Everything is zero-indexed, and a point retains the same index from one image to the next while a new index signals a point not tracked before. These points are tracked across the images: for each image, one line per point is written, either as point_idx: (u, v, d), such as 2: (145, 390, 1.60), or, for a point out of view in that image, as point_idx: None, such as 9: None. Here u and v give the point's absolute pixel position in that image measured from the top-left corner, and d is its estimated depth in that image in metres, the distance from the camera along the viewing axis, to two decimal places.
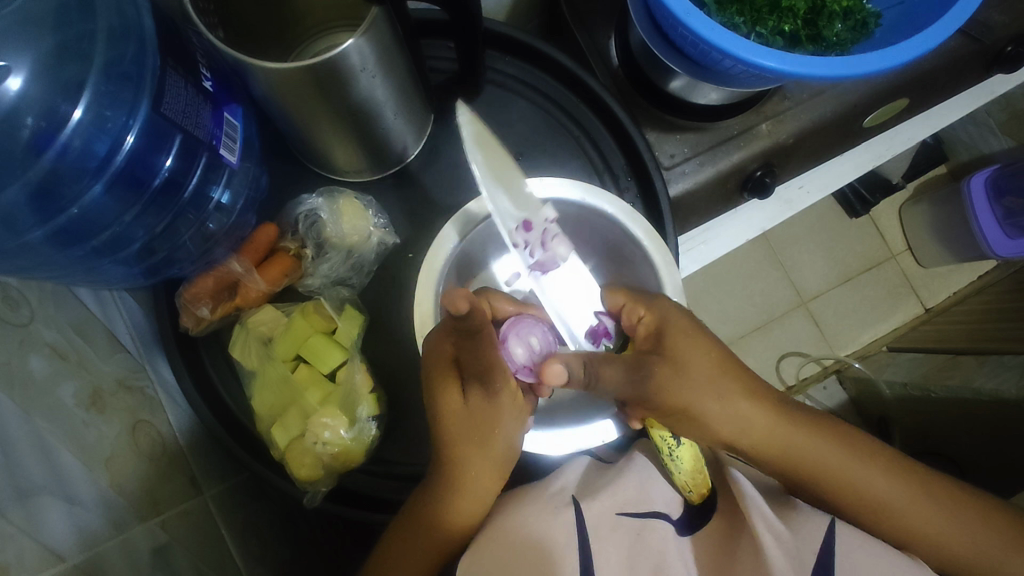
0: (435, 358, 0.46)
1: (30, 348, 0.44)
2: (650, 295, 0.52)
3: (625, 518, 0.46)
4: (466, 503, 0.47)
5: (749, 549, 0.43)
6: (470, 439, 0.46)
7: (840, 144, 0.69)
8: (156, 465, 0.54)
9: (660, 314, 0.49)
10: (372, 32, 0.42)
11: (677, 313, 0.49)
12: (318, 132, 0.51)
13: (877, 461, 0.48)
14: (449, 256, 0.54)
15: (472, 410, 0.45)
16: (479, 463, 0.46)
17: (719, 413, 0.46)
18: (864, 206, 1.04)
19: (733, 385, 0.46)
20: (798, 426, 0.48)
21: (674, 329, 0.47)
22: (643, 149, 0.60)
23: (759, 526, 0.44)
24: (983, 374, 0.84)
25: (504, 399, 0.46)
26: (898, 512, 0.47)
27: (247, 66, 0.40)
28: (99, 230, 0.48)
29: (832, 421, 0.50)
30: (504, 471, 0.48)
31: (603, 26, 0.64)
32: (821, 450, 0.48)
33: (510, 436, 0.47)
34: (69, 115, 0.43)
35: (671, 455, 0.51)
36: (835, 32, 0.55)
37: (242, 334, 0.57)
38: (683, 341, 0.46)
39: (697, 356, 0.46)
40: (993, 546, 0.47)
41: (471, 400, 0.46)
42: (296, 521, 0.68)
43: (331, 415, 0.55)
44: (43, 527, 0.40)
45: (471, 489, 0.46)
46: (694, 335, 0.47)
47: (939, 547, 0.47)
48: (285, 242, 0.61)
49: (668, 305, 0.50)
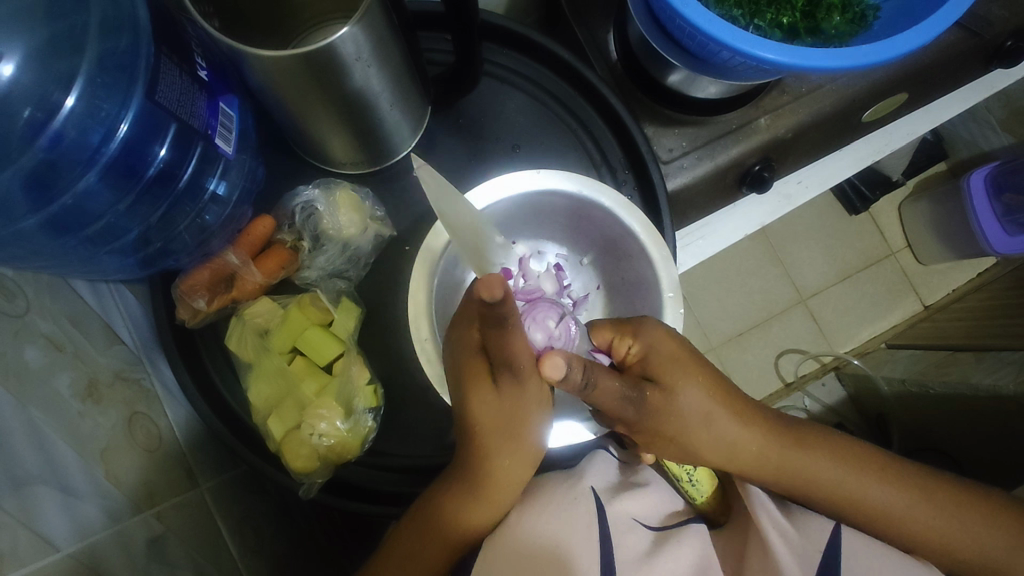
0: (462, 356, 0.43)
1: (26, 339, 0.44)
2: (635, 319, 0.47)
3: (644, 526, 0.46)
4: (497, 488, 0.46)
5: (759, 550, 0.45)
6: (500, 426, 0.43)
7: (838, 139, 0.69)
8: (153, 457, 0.54)
9: (646, 342, 0.45)
10: (367, 21, 0.42)
11: (663, 337, 0.45)
12: (316, 122, 0.51)
13: (868, 469, 0.48)
14: (439, 260, 0.54)
15: (505, 396, 0.42)
16: (510, 449, 0.44)
17: (708, 438, 0.46)
18: (864, 202, 1.04)
19: (716, 408, 0.45)
20: (788, 441, 0.48)
21: (664, 358, 0.44)
22: (641, 141, 0.60)
23: (770, 530, 0.46)
24: (981, 369, 0.85)
25: (534, 411, 0.44)
26: (899, 517, 0.47)
27: (243, 54, 0.40)
28: (93, 219, 0.48)
29: (822, 433, 0.49)
30: (533, 461, 0.46)
31: (602, 20, 0.64)
32: (815, 464, 0.48)
33: (540, 431, 0.45)
34: (60, 103, 0.43)
35: (690, 480, 0.52)
36: (833, 24, 0.54)
37: (238, 326, 0.58)
38: (672, 371, 0.44)
39: (689, 384, 0.44)
40: (997, 541, 0.47)
41: (503, 388, 0.42)
42: (293, 516, 0.70)
43: (326, 407, 0.55)
44: (37, 517, 0.40)
45: (502, 476, 0.45)
46: (683, 361, 0.45)
47: (944, 546, 0.47)
48: (282, 234, 0.61)
49: (653, 327, 0.45)
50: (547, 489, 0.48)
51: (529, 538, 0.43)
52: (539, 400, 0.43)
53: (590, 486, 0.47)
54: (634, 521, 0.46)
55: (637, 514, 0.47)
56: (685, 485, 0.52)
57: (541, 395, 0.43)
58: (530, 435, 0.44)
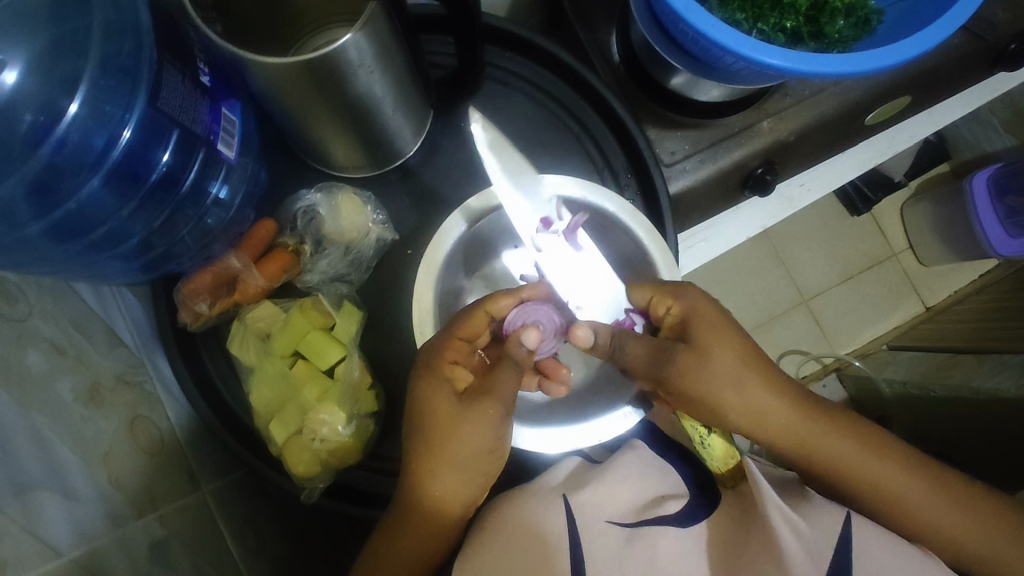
0: (434, 359, 0.48)
1: (28, 343, 0.44)
2: (677, 284, 0.50)
3: (615, 526, 0.43)
4: (443, 515, 0.48)
5: (760, 542, 0.40)
6: (453, 444, 0.46)
7: (842, 141, 0.69)
8: (154, 460, 0.54)
9: (688, 303, 0.48)
10: (370, 27, 0.42)
11: (703, 304, 0.48)
12: (318, 126, 0.50)
13: (883, 452, 0.47)
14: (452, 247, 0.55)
15: (463, 412, 0.46)
16: (453, 472, 0.47)
17: (739, 407, 0.47)
18: (865, 204, 1.03)
19: (749, 374, 0.47)
20: (808, 414, 0.47)
21: (703, 321, 0.47)
22: (643, 146, 0.60)
23: (776, 518, 0.40)
24: (984, 372, 0.85)
25: (471, 418, 0.46)
26: (907, 502, 0.46)
27: (246, 61, 0.40)
28: (96, 225, 0.47)
29: (843, 414, 0.49)
30: (480, 475, 0.48)
31: (605, 23, 0.63)
32: (830, 440, 0.47)
33: (476, 446, 0.46)
34: (65, 108, 0.44)
35: (703, 443, 0.50)
36: (836, 28, 0.54)
37: (240, 329, 0.57)
38: (707, 337, 0.47)
39: (722, 349, 0.46)
40: (1002, 542, 0.45)
41: (468, 403, 0.46)
42: (294, 517, 0.68)
43: (328, 411, 0.55)
44: (40, 522, 0.40)
45: (440, 504, 0.47)
46: (722, 326, 0.47)
47: (950, 541, 0.45)
48: (284, 238, 0.61)
49: (693, 291, 0.49)
50: (526, 493, 0.48)
51: (517, 536, 0.43)
52: (493, 424, 0.46)
53: (563, 494, 0.46)
54: (607, 523, 0.43)
55: (610, 515, 0.44)
56: (698, 447, 0.51)
57: (496, 430, 0.47)
58: (466, 447, 0.46)
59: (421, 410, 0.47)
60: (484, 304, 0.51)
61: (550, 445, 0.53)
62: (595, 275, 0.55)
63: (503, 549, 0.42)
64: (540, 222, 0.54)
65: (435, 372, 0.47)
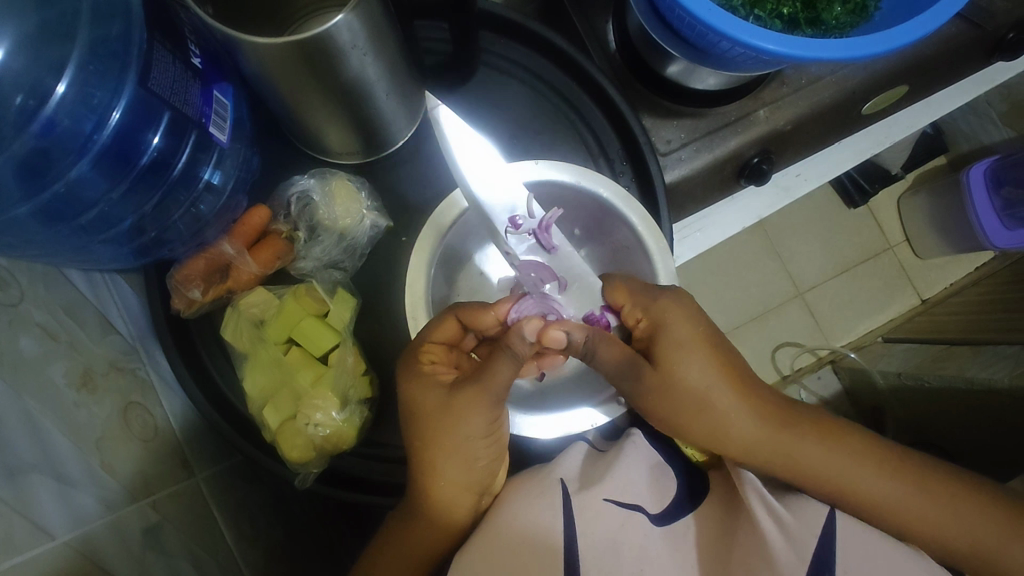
0: (411, 365, 0.49)
1: (20, 329, 0.44)
2: (649, 291, 0.50)
3: (612, 504, 0.43)
4: (448, 517, 0.48)
5: (748, 531, 0.41)
6: (437, 436, 0.47)
7: (838, 131, 0.69)
8: (147, 446, 0.54)
9: (656, 316, 0.48)
10: (362, 6, 0.41)
11: (672, 312, 0.48)
12: (308, 109, 0.50)
13: (863, 455, 0.46)
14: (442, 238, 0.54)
15: (450, 402, 0.47)
16: (442, 467, 0.47)
17: (709, 419, 0.47)
18: (863, 196, 1.03)
19: (717, 386, 0.47)
20: (782, 423, 0.47)
21: (669, 332, 0.48)
22: (640, 134, 0.60)
23: (760, 510, 0.42)
24: (977, 363, 0.84)
25: (461, 411, 0.46)
26: (890, 504, 0.45)
27: (236, 40, 0.40)
28: (86, 208, 0.48)
29: (825, 418, 0.48)
30: (479, 466, 0.48)
31: (602, 11, 0.63)
32: (806, 448, 0.46)
33: (474, 436, 0.47)
34: (52, 90, 0.43)
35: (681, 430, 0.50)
36: (834, 14, 0.54)
37: (233, 316, 0.57)
38: (675, 355, 0.47)
39: (689, 364, 0.47)
40: (991, 534, 0.44)
41: (455, 393, 0.47)
42: (289, 505, 0.69)
43: (322, 397, 0.55)
44: (33, 504, 0.40)
45: (444, 496, 0.47)
46: (690, 340, 0.47)
47: (937, 536, 0.44)
48: (278, 224, 0.61)
49: (665, 305, 0.48)
50: (528, 480, 0.48)
51: (510, 527, 0.43)
52: (482, 411, 0.46)
53: (559, 478, 0.46)
54: (604, 502, 0.43)
55: (610, 495, 0.44)
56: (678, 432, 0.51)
57: (488, 418, 0.47)
58: (459, 446, 0.47)
59: (406, 410, 0.49)
60: (454, 309, 0.51)
61: (548, 432, 0.54)
62: (569, 272, 0.56)
63: (493, 540, 0.42)
64: (511, 222, 0.53)
65: (415, 377, 0.48)
